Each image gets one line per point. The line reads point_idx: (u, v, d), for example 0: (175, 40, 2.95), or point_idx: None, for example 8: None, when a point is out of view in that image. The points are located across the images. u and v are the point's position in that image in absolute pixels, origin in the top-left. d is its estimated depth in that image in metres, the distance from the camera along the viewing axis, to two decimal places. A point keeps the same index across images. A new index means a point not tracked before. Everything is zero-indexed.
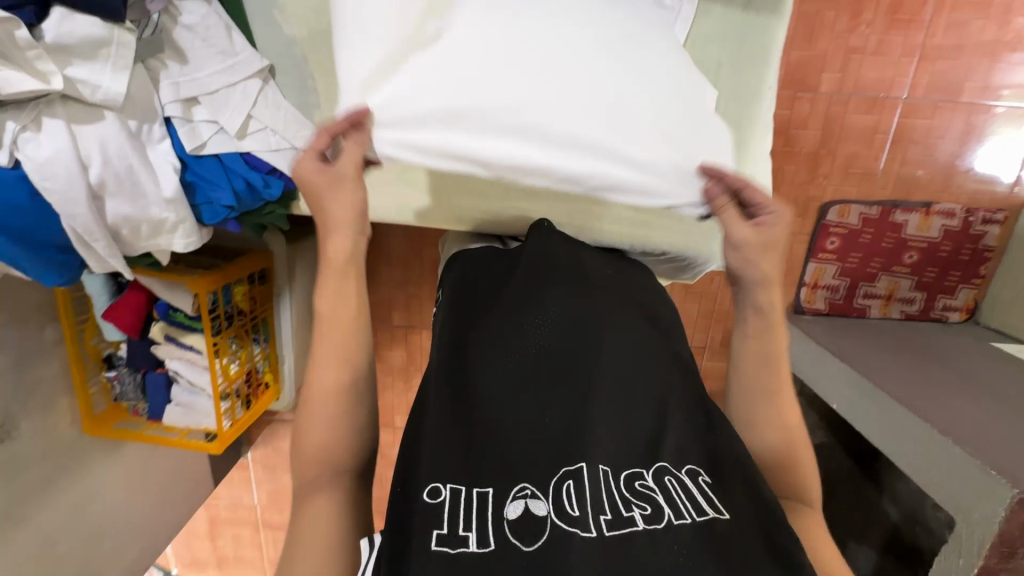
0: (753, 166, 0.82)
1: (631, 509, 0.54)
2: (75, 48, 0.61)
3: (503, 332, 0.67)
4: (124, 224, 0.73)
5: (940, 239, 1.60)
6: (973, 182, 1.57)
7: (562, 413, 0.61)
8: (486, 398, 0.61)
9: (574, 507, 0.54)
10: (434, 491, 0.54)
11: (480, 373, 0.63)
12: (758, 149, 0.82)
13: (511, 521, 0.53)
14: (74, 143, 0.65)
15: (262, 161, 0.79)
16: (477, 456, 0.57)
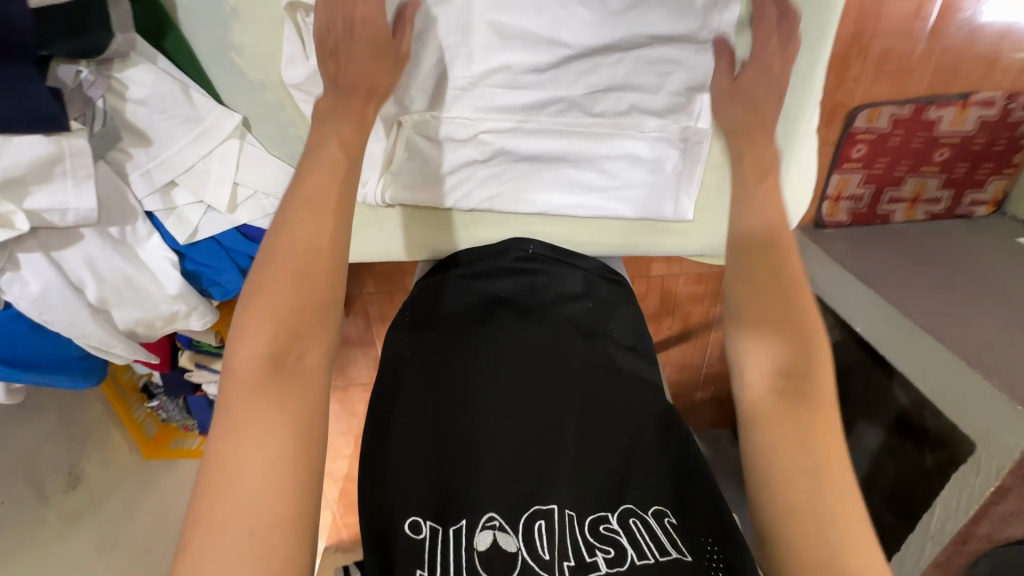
0: (801, 154, 0.73)
1: (594, 554, 0.54)
2: (26, 176, 0.52)
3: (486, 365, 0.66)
4: (137, 325, 0.69)
5: (974, 132, 1.45)
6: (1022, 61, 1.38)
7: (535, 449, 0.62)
8: (463, 427, 0.62)
9: (545, 550, 0.54)
10: (415, 525, 0.55)
11: (459, 399, 0.64)
12: (807, 134, 0.72)
13: (480, 551, 0.53)
14: (60, 271, 0.59)
15: (261, 230, 0.71)
16: (448, 490, 0.58)
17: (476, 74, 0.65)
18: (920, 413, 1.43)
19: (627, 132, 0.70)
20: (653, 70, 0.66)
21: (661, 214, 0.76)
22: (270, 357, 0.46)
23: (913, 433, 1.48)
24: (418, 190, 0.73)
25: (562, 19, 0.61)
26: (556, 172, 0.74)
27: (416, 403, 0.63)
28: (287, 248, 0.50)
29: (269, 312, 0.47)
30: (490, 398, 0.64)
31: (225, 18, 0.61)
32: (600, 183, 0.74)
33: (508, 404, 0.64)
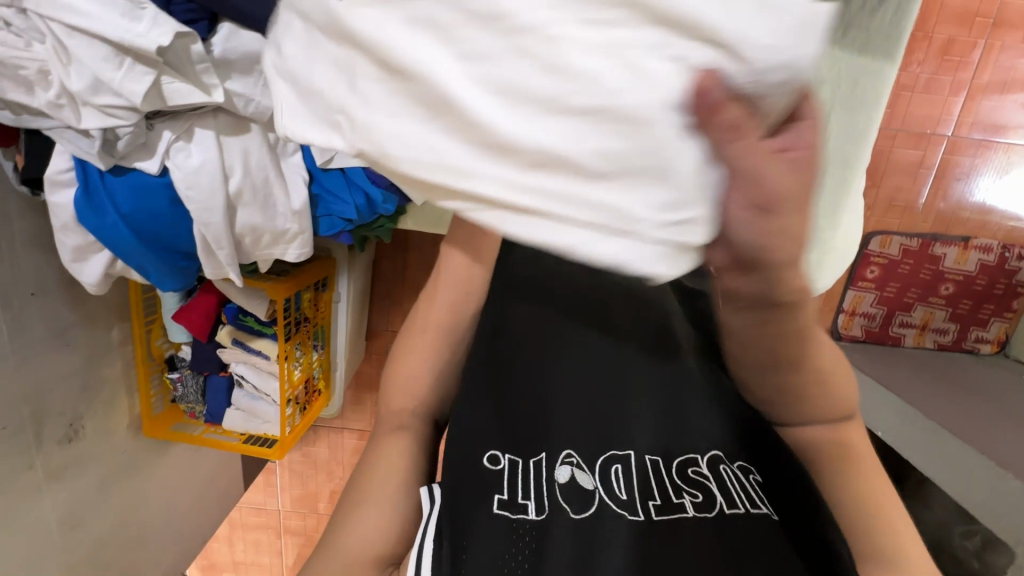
0: (849, 206, 0.84)
1: (681, 496, 0.51)
2: (236, 63, 0.62)
3: (546, 313, 0.64)
4: (248, 233, 0.73)
5: (974, 273, 1.56)
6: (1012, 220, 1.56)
7: (602, 403, 0.58)
8: (524, 372, 0.59)
9: (623, 491, 0.52)
10: (494, 458, 0.52)
11: (521, 350, 0.61)
12: (856, 189, 0.85)
13: (560, 484, 0.52)
14: (220, 154, 0.66)
15: (381, 177, 0.77)
16: (521, 428, 0.56)
17: None
18: (937, 558, 1.37)
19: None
20: None
21: None
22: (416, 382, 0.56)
23: None
24: None
25: None
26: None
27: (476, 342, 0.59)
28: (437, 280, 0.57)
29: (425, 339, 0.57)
30: (548, 352, 0.61)
31: None
32: None
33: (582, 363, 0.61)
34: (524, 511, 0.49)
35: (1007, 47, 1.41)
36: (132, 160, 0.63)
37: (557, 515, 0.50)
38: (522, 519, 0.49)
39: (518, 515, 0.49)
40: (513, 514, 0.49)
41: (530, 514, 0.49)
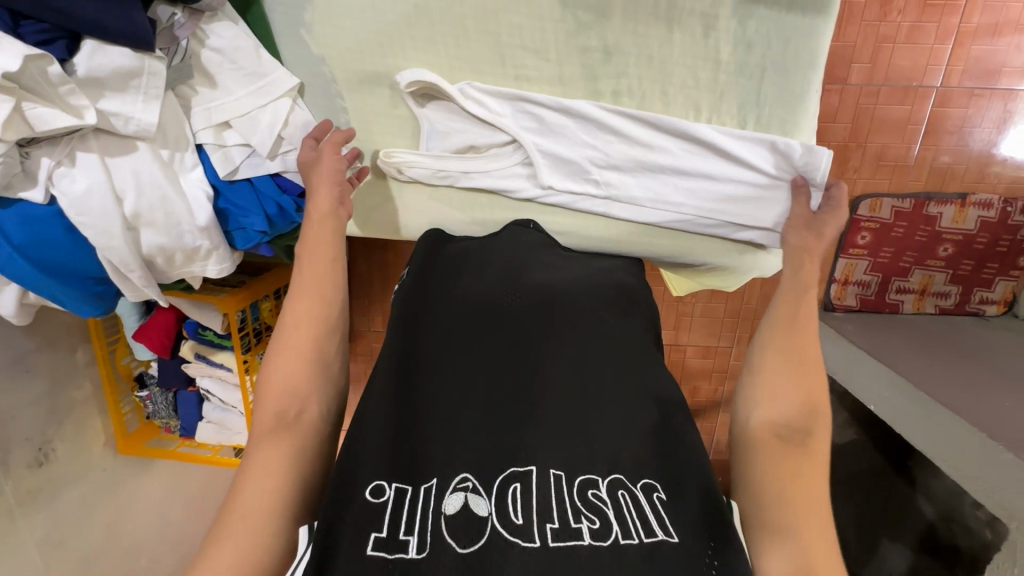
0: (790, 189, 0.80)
1: (579, 521, 0.48)
2: (107, 80, 0.60)
3: (456, 336, 0.65)
4: (158, 253, 0.72)
5: (976, 232, 1.44)
6: (1012, 172, 1.42)
7: (505, 423, 0.57)
8: (430, 395, 0.60)
9: (517, 515, 0.49)
10: (378, 490, 0.50)
11: (427, 372, 0.62)
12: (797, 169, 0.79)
13: (448, 516, 0.49)
14: (108, 176, 0.64)
15: (293, 183, 0.76)
16: (416, 449, 0.55)
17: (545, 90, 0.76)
18: (948, 529, 1.28)
19: (691, 141, 0.77)
20: (660, 72, 0.74)
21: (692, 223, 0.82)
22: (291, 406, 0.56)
23: (943, 555, 1.29)
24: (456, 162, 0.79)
25: (585, 33, 0.73)
26: (639, 177, 0.80)
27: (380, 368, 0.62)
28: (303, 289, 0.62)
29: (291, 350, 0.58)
30: (453, 373, 0.61)
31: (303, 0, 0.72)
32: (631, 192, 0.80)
33: (488, 381, 0.61)
34: (404, 550, 0.46)
35: None
36: (15, 190, 0.62)
37: (437, 552, 0.46)
38: (401, 559, 0.45)
39: (396, 554, 0.46)
40: (392, 554, 0.46)
41: (409, 552, 0.46)
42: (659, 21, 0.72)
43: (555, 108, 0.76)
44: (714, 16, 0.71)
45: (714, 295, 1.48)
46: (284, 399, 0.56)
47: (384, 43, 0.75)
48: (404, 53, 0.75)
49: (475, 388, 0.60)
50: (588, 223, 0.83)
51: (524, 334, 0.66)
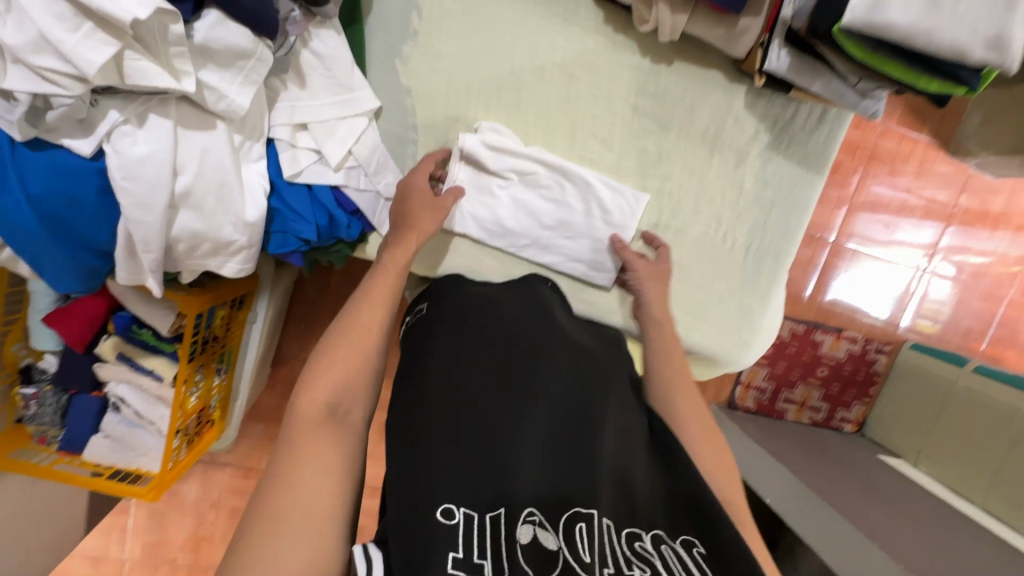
0: (774, 303, 0.94)
1: (631, 569, 0.48)
2: (216, 54, 0.56)
3: (502, 375, 0.67)
4: (186, 239, 0.64)
5: (844, 360, 1.77)
6: (869, 321, 1.77)
7: (560, 463, 0.59)
8: (484, 430, 0.60)
9: (585, 552, 0.49)
10: (448, 512, 0.50)
11: (479, 408, 0.62)
12: (780, 287, 0.94)
13: (524, 546, 0.48)
14: (175, 147, 0.58)
15: (349, 202, 0.74)
16: (479, 478, 0.54)
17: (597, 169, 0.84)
18: None
19: (710, 247, 0.90)
20: (696, 185, 0.87)
21: (699, 314, 0.91)
22: (351, 390, 0.58)
23: None
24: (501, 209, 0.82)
25: (643, 138, 0.84)
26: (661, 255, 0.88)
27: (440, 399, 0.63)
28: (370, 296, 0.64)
29: (347, 355, 0.59)
30: (504, 411, 0.63)
31: (405, 35, 0.76)
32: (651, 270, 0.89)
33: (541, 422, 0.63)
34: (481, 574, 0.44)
35: (877, 173, 1.67)
36: (59, 135, 0.53)
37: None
38: None
39: None
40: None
41: None
42: (704, 144, 0.85)
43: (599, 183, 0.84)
44: (747, 152, 0.86)
45: None
46: (343, 382, 0.58)
47: (469, 93, 0.79)
48: (483, 107, 0.80)
49: (527, 427, 0.61)
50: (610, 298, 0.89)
51: (557, 382, 0.68)
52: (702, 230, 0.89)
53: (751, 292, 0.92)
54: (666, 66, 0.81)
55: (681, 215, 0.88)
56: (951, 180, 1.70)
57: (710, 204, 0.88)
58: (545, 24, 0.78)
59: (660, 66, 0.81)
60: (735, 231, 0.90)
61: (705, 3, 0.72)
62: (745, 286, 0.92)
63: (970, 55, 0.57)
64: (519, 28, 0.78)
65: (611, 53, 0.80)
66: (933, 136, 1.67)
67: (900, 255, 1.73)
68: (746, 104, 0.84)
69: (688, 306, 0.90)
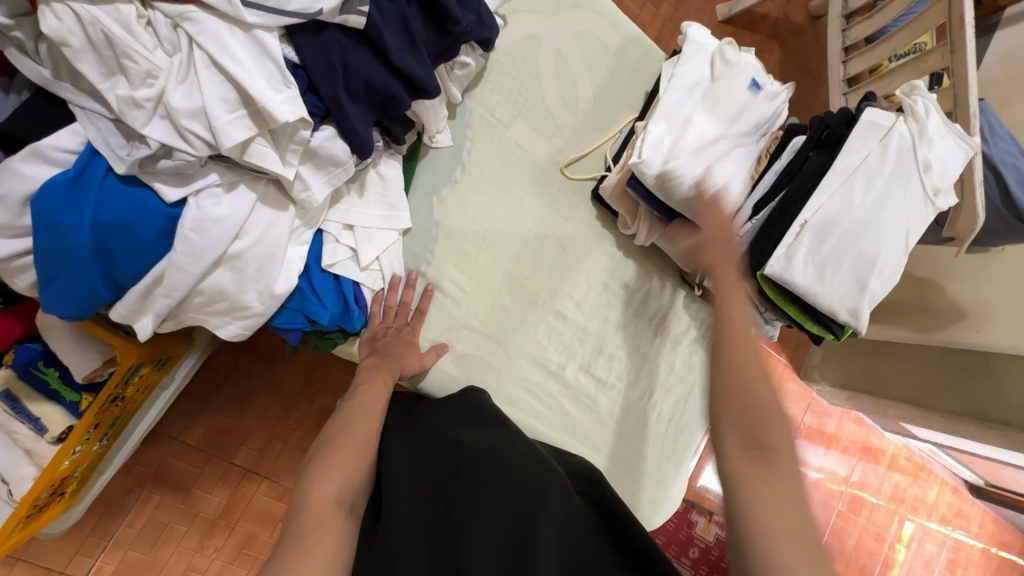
0: (683, 474, 1.08)
1: None
2: (318, 156, 0.66)
3: (461, 461, 0.75)
4: (209, 293, 0.66)
5: (712, 544, 1.78)
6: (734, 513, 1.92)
7: (512, 538, 0.66)
8: (449, 514, 0.69)
9: None
10: None
11: (443, 495, 0.71)
12: (690, 460, 1.09)
13: None
14: (247, 215, 0.64)
15: (363, 296, 0.81)
16: (442, 561, 0.64)
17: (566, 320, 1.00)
18: None
19: (641, 409, 1.04)
20: (639, 356, 1.05)
21: (623, 469, 1.02)
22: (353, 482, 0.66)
23: None
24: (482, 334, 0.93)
25: (607, 310, 1.03)
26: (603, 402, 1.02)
27: (405, 485, 0.72)
28: (360, 418, 0.73)
29: (344, 459, 0.67)
30: (461, 496, 0.71)
31: (446, 180, 0.91)
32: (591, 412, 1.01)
33: (497, 504, 0.69)
34: None
35: None
36: (153, 178, 0.59)
37: None
38: None
39: None
40: None
41: None
42: (650, 326, 1.06)
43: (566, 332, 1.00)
44: (681, 341, 1.08)
45: None
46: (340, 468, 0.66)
47: (484, 239, 0.94)
48: (491, 252, 0.94)
49: (482, 511, 0.68)
50: (559, 437, 0.97)
51: (514, 467, 0.74)
52: (636, 390, 1.04)
53: (668, 458, 1.06)
54: (632, 261, 1.04)
55: (623, 374, 1.04)
56: None
57: (647, 369, 1.05)
58: (553, 206, 0.99)
59: (629, 260, 1.04)
60: (661, 401, 1.06)
61: (670, 228, 0.97)
62: (664, 454, 1.06)
63: (838, 315, 0.84)
64: (533, 202, 0.98)
65: (596, 241, 1.02)
66: None
67: None
68: (684, 305, 1.08)
69: (617, 459, 1.01)
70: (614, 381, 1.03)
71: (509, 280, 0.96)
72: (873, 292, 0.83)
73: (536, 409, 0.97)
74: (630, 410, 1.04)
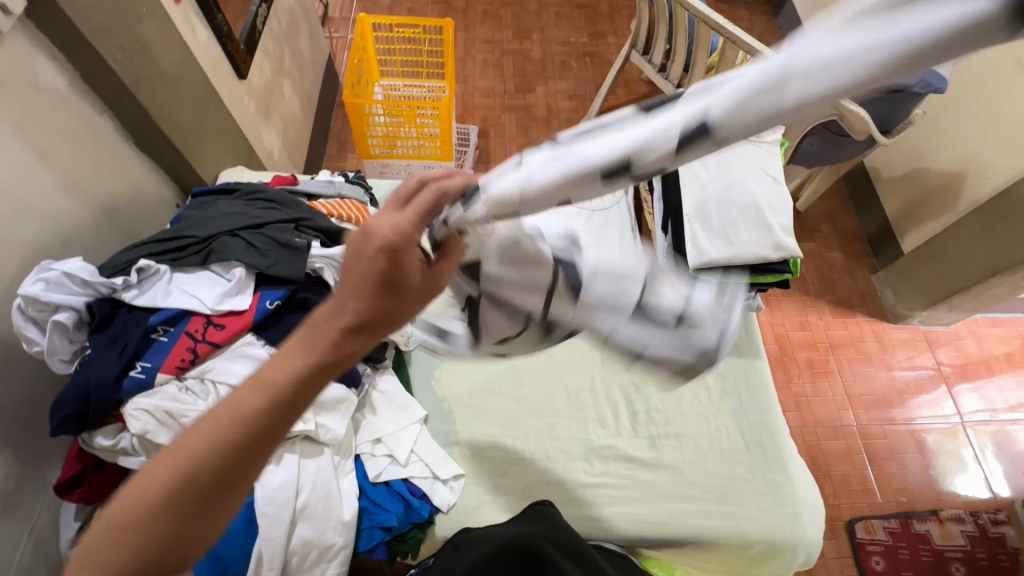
0: (795, 470, 1.04)
1: None
2: (326, 403, 0.87)
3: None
4: (300, 549, 0.81)
5: (970, 546, 1.63)
6: (959, 498, 1.70)
7: None
8: None
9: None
10: None
11: None
12: (791, 454, 1.06)
13: None
14: (298, 474, 0.82)
15: (418, 487, 0.92)
16: None
17: (591, 405, 1.09)
18: None
19: (707, 438, 1.06)
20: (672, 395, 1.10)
21: (732, 501, 1.00)
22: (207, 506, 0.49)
23: None
24: (530, 460, 1.02)
25: (618, 375, 1.12)
26: (669, 454, 1.04)
27: None
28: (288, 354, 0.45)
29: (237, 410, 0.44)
30: None
31: (435, 364, 1.12)
32: (661, 468, 1.02)
33: None
34: None
35: (850, 358, 1.89)
36: None
37: None
38: None
39: None
40: None
41: None
42: None
43: (596, 415, 1.08)
44: None
45: None
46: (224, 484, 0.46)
47: (487, 386, 1.10)
48: (498, 392, 1.09)
49: None
50: (654, 508, 0.98)
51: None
52: (690, 425, 1.07)
53: (767, 465, 1.04)
54: None
55: (669, 419, 1.07)
56: (916, 342, 1.93)
57: (686, 401, 1.09)
58: None
59: None
60: (719, 420, 1.08)
61: None
62: (760, 463, 1.04)
63: (771, 256, 0.95)
64: None
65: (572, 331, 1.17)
66: (870, 315, 1.97)
67: (936, 424, 1.80)
68: None
69: (719, 496, 1.00)
70: (664, 429, 1.06)
71: (523, 404, 1.08)
72: (777, 223, 0.96)
73: (616, 495, 0.99)
74: (699, 445, 1.05)
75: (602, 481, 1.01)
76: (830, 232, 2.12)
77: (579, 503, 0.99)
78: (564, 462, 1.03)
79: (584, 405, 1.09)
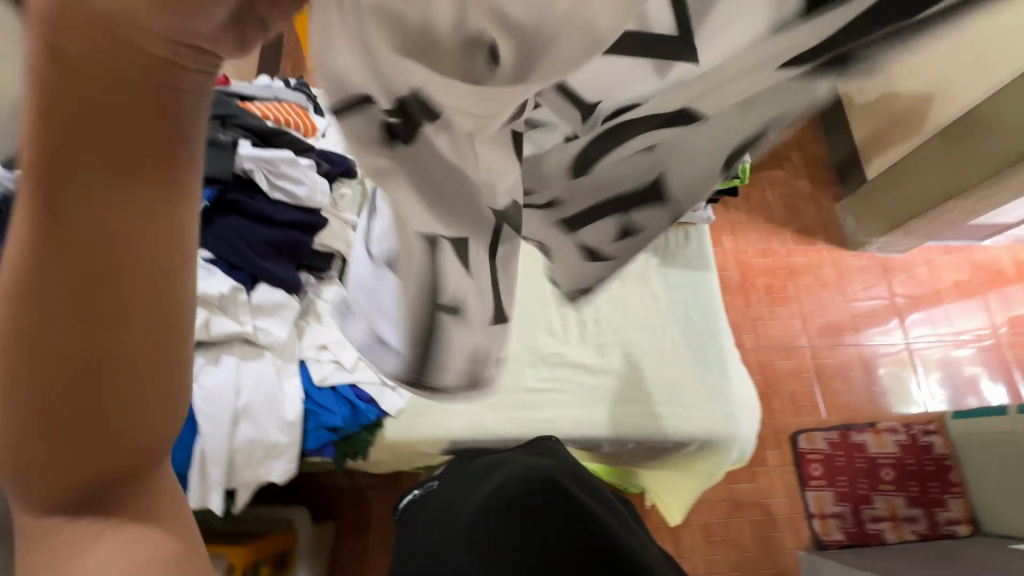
0: (734, 374, 1.09)
1: None
2: (266, 307, 0.87)
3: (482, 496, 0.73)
4: (244, 447, 0.83)
5: (900, 454, 1.76)
6: (896, 412, 1.82)
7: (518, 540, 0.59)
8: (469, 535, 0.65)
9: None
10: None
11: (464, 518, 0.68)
12: (732, 359, 1.11)
13: None
14: (237, 376, 0.83)
15: (366, 392, 0.93)
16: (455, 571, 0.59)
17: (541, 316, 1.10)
18: None
19: (651, 346, 1.10)
20: (620, 306, 1.13)
21: (673, 401, 1.04)
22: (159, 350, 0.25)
23: None
24: None
25: None
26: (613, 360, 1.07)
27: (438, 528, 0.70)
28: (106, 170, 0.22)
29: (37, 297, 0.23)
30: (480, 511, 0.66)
31: None
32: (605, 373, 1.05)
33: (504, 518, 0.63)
34: None
35: (807, 284, 1.94)
36: None
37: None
38: None
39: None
40: None
41: None
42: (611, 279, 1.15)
43: (546, 325, 1.10)
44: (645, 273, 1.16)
45: (714, 544, 1.61)
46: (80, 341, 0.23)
47: None
48: None
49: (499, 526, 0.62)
50: (597, 410, 1.01)
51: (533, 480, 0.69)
52: (635, 333, 1.11)
53: (708, 370, 1.08)
54: None
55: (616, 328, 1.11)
56: (871, 268, 1.98)
57: (632, 311, 1.13)
58: None
59: None
60: (663, 328, 1.12)
61: None
62: (701, 367, 1.08)
63: None
64: None
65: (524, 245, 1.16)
66: (830, 242, 2.01)
67: (882, 345, 1.89)
68: None
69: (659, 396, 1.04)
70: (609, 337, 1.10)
71: None
72: None
73: (561, 399, 1.02)
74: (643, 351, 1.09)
75: (547, 385, 1.03)
76: (799, 160, 2.11)
77: (527, 406, 1.01)
78: (512, 369, 1.04)
79: (534, 315, 1.10)
